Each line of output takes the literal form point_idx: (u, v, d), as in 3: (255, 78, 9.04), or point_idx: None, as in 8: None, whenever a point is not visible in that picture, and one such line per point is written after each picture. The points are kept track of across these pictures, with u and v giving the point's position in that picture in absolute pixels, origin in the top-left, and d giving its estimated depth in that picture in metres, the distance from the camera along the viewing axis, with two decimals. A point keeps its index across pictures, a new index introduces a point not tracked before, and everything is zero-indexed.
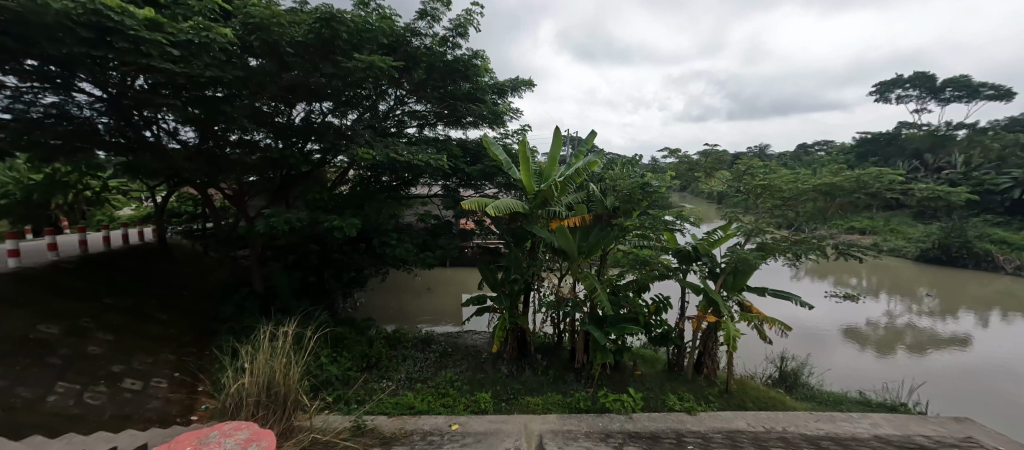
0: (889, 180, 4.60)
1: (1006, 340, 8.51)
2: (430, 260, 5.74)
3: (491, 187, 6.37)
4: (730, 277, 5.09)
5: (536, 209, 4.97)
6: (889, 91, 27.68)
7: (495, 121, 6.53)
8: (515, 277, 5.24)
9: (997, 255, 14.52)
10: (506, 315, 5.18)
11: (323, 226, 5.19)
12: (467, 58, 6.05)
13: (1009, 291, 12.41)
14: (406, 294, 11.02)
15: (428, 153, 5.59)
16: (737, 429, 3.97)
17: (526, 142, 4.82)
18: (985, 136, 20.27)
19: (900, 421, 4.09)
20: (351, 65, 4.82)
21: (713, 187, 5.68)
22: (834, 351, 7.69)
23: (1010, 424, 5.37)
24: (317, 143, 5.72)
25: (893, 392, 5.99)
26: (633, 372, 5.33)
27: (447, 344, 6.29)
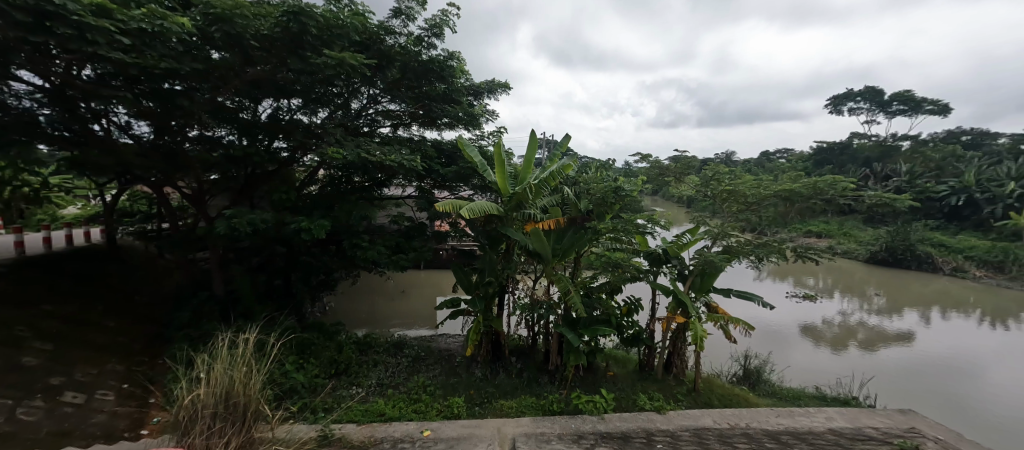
0: (843, 187, 4.84)
1: (945, 336, 9.20)
2: (403, 263, 5.63)
3: (466, 189, 6.34)
4: (698, 279, 5.25)
5: (511, 212, 4.99)
6: (843, 103, 29.56)
7: (471, 122, 6.51)
8: (490, 280, 5.22)
9: (936, 256, 15.69)
10: (481, 318, 5.16)
11: (290, 228, 5.00)
12: (442, 58, 5.93)
13: (947, 290, 13.46)
14: (379, 297, 10.77)
15: (401, 153, 5.49)
16: (703, 426, 4.09)
17: (502, 145, 4.85)
18: (926, 147, 21.95)
19: (851, 414, 4.34)
20: (320, 61, 4.68)
21: (682, 192, 5.84)
22: (793, 348, 8.09)
23: (948, 414, 5.79)
24: (284, 141, 5.52)
25: (846, 387, 6.35)
26: (606, 373, 5.41)
27: (420, 349, 6.18)
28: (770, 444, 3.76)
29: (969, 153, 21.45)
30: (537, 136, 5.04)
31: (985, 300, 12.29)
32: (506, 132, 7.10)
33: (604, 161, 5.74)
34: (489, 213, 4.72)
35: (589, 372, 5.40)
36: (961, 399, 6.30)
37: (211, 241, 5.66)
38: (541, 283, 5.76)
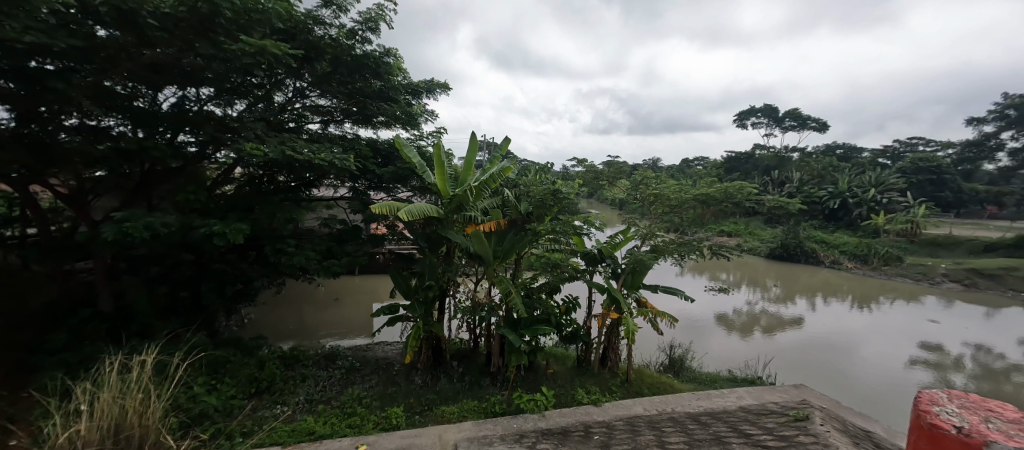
0: (747, 192, 5.52)
1: (826, 319, 10.79)
2: (334, 269, 5.30)
3: (404, 190, 6.13)
4: (630, 277, 5.60)
5: (452, 214, 4.96)
6: (747, 118, 33.58)
7: (409, 122, 6.34)
8: (430, 284, 5.11)
9: (820, 252, 18.35)
10: (420, 323, 5.04)
11: (199, 232, 4.45)
12: (377, 54, 5.74)
13: (828, 280, 15.84)
14: (307, 306, 10.01)
15: (332, 152, 5.15)
16: (635, 415, 4.36)
17: (441, 145, 4.77)
18: (810, 159, 25.69)
19: (758, 392, 4.87)
20: (235, 48, 4.23)
21: (615, 195, 6.21)
22: (710, 337, 8.98)
23: (828, 386, 6.80)
24: (192, 135, 4.89)
25: (752, 369, 7.18)
26: (545, 371, 5.57)
27: (354, 359, 5.88)
28: (692, 426, 4.12)
29: (840, 164, 25.44)
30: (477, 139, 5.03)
31: (855, 288, 14.60)
32: (446, 133, 6.99)
33: (543, 165, 5.90)
34: (429, 215, 4.63)
35: (530, 372, 5.52)
36: (838, 373, 7.43)
37: (97, 249, 4.85)
38: (482, 284, 5.79)
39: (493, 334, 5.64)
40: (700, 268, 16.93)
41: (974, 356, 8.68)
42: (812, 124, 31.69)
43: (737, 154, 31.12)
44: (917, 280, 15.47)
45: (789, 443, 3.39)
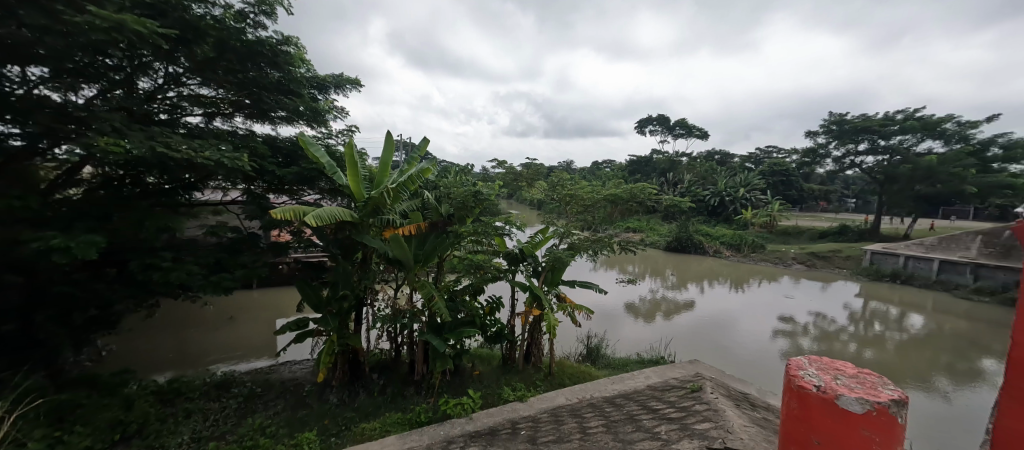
0: (648, 192, 6.13)
1: (712, 301, 12.51)
2: (227, 284, 4.66)
3: (311, 193, 5.64)
4: (550, 274, 5.88)
5: (367, 218, 4.66)
6: (645, 126, 37.55)
7: (314, 119, 5.94)
8: (344, 293, 4.78)
9: (705, 243, 21.22)
10: (334, 337, 4.72)
11: (33, 248, 3.55)
12: (274, 42, 5.23)
13: (712, 267, 18.39)
14: (191, 328, 8.56)
15: (221, 149, 4.49)
16: (558, 405, 4.56)
17: (352, 143, 4.41)
18: (695, 163, 29.62)
19: (662, 370, 5.37)
20: (81, 19, 3.42)
21: (533, 195, 6.46)
22: (621, 325, 9.82)
23: (716, 360, 7.87)
24: (18, 126, 3.80)
25: (657, 351, 8.00)
26: (472, 373, 5.72)
27: (254, 385, 5.35)
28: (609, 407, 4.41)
29: (718, 167, 29.69)
30: (392, 139, 4.89)
31: (733, 273, 17.16)
32: (359, 131, 6.60)
33: (463, 166, 5.91)
34: (342, 219, 4.29)
35: (456, 376, 5.57)
36: (723, 347, 8.63)
37: None
38: (401, 290, 5.63)
39: (415, 341, 5.56)
40: (611, 262, 18.49)
41: (816, 323, 10.78)
42: (696, 132, 36.39)
43: (636, 158, 34.55)
44: (776, 263, 18.68)
45: (689, 414, 3.75)
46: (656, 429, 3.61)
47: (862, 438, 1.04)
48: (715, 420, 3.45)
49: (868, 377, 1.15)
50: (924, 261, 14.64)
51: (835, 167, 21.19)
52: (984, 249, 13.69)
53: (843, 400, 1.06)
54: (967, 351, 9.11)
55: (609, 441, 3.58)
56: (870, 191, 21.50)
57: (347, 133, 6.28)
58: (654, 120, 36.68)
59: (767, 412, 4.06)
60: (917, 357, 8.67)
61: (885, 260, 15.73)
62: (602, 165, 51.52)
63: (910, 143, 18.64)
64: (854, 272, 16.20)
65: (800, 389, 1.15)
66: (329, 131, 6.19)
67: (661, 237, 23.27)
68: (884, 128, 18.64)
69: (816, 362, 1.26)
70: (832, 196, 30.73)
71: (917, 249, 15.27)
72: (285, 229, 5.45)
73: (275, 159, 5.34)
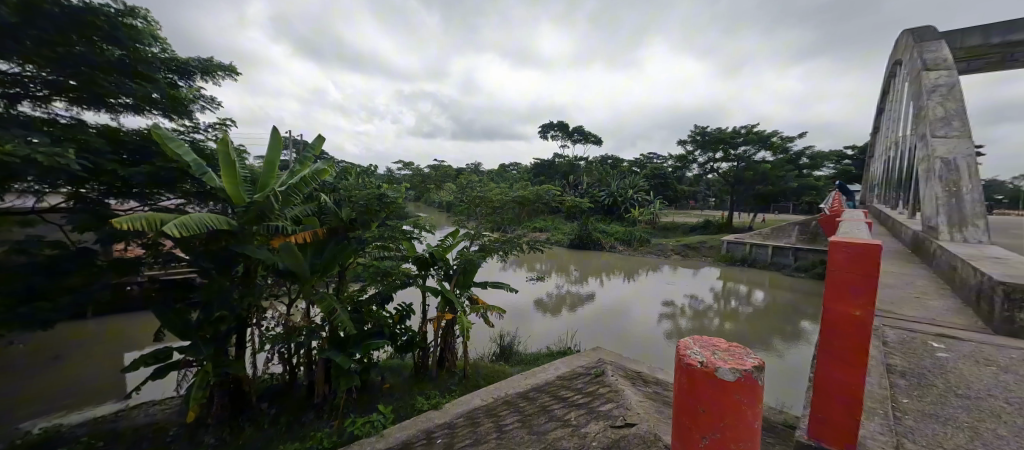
0: (549, 193, 6.89)
1: (609, 292, 13.82)
2: (47, 316, 3.79)
3: (171, 197, 4.76)
4: (461, 276, 6.04)
5: (249, 225, 4.24)
6: (547, 132, 39.95)
7: (172, 108, 5.04)
8: (222, 314, 4.13)
9: (602, 240, 23.30)
10: (209, 367, 4.11)
11: None
12: (112, 12, 4.29)
13: (609, 261, 20.31)
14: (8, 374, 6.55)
15: (33, 142, 3.52)
16: (474, 407, 4.56)
17: (228, 141, 4.07)
18: (590, 167, 32.44)
19: (568, 359, 5.61)
20: None
21: (442, 197, 6.76)
22: (533, 321, 10.28)
23: (615, 345, 8.71)
24: None
25: (565, 343, 8.53)
26: (382, 387, 5.79)
27: (94, 437, 4.43)
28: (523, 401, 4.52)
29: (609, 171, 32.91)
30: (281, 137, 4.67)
31: (625, 265, 19.18)
32: (236, 125, 5.73)
33: (365, 168, 5.91)
34: (217, 227, 3.83)
35: (364, 392, 5.71)
36: (619, 333, 9.50)
37: None
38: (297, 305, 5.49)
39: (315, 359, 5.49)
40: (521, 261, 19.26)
41: (691, 304, 12.62)
42: (591, 138, 39.63)
43: (540, 161, 36.44)
44: (659, 254, 21.30)
45: (594, 398, 4.05)
46: (568, 416, 3.82)
47: (736, 402, 1.10)
48: (616, 401, 3.80)
49: (742, 347, 1.16)
50: (762, 247, 18.09)
51: (698, 171, 25.05)
52: (801, 235, 17.67)
53: (720, 374, 1.08)
54: (792, 318, 11.46)
55: (524, 435, 3.67)
56: (725, 192, 25.79)
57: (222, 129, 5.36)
58: (555, 126, 39.22)
59: (658, 386, 4.60)
60: (760, 326, 10.68)
61: (736, 247, 19.00)
62: (509, 167, 53.32)
63: (751, 152, 22.92)
64: (716, 259, 19.28)
65: (687, 368, 1.15)
66: (195, 124, 5.22)
67: (565, 236, 24.94)
68: (732, 140, 22.62)
69: (699, 338, 1.25)
70: (699, 196, 36.16)
71: (757, 237, 18.75)
72: (134, 241, 4.50)
73: (115, 154, 4.26)
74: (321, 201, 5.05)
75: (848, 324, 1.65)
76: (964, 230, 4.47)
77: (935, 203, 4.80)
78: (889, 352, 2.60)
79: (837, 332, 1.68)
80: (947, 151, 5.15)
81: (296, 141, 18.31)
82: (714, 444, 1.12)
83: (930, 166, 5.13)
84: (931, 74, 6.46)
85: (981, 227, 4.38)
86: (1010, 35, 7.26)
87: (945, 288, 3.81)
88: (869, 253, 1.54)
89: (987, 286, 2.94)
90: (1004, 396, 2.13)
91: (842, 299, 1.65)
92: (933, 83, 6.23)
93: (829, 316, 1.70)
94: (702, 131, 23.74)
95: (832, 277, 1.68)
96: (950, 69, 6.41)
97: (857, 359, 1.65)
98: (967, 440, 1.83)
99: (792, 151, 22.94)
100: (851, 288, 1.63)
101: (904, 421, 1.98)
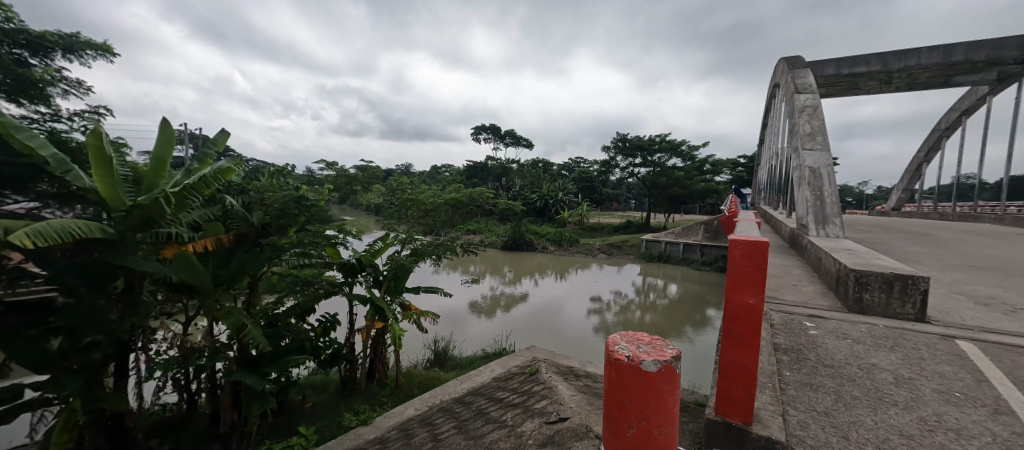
0: (482, 195, 7.03)
1: (541, 291, 14.26)
2: None
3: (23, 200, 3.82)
4: (392, 283, 5.80)
5: (132, 233, 3.64)
6: (479, 134, 40.10)
7: (22, 91, 4.17)
8: (95, 339, 3.48)
9: (534, 241, 23.96)
10: (77, 404, 3.49)
11: None
12: None
13: (541, 261, 20.96)
14: None
15: None
16: (407, 418, 4.39)
17: (102, 131, 3.46)
18: (521, 169, 33.23)
19: (503, 360, 5.64)
20: None
21: (371, 199, 6.65)
22: (469, 324, 10.23)
23: (548, 342, 9.01)
24: None
25: (499, 344, 8.60)
26: (302, 406, 5.41)
27: None
28: (457, 407, 4.45)
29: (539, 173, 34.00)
30: (174, 132, 4.07)
31: (556, 265, 19.94)
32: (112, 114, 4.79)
33: (281, 167, 5.46)
34: (86, 236, 3.22)
35: (280, 415, 5.23)
36: (554, 331, 9.85)
37: None
38: (195, 324, 4.86)
39: (219, 383, 4.91)
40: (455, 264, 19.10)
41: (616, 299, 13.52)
42: (522, 141, 40.50)
43: (472, 163, 36.38)
44: (587, 253, 22.47)
45: (529, 396, 4.13)
46: (503, 417, 3.85)
47: (659, 391, 1.17)
48: (550, 397, 3.92)
49: (663, 339, 1.25)
50: (675, 244, 19.94)
51: (620, 175, 26.94)
52: (705, 233, 19.83)
53: (644, 366, 1.14)
54: (699, 307, 12.81)
55: (461, 441, 3.62)
56: (642, 194, 28.00)
57: (93, 119, 4.49)
58: (487, 129, 39.52)
59: (588, 379, 4.84)
60: (674, 317, 11.78)
61: (654, 245, 20.80)
62: (441, 169, 52.53)
63: (664, 158, 25.21)
64: (637, 257, 20.88)
65: (616, 363, 1.21)
66: (54, 111, 4.30)
67: (498, 238, 25.21)
68: (648, 147, 24.68)
69: (626, 334, 1.32)
70: (620, 198, 38.82)
71: (671, 235, 20.78)
72: None
73: None
74: (227, 204, 4.54)
75: (744, 311, 1.89)
76: (826, 226, 5.38)
77: (805, 204, 5.71)
78: (775, 333, 3.04)
79: (736, 319, 1.91)
80: (813, 162, 6.17)
81: (201, 136, 16.13)
82: (640, 432, 1.19)
83: (802, 174, 6.10)
84: (802, 96, 7.68)
85: (838, 224, 5.30)
86: (856, 67, 8.89)
87: (815, 276, 4.54)
88: (759, 248, 1.78)
89: (844, 273, 3.57)
90: (855, 363, 2.61)
91: (741, 290, 1.89)
92: (802, 104, 7.43)
93: (729, 306, 1.93)
94: (621, 137, 25.57)
95: (731, 271, 1.91)
96: (814, 93, 7.68)
97: (752, 341, 1.89)
98: (831, 402, 2.21)
99: (697, 158, 25.64)
100: (746, 279, 1.87)
101: (788, 391, 2.33)
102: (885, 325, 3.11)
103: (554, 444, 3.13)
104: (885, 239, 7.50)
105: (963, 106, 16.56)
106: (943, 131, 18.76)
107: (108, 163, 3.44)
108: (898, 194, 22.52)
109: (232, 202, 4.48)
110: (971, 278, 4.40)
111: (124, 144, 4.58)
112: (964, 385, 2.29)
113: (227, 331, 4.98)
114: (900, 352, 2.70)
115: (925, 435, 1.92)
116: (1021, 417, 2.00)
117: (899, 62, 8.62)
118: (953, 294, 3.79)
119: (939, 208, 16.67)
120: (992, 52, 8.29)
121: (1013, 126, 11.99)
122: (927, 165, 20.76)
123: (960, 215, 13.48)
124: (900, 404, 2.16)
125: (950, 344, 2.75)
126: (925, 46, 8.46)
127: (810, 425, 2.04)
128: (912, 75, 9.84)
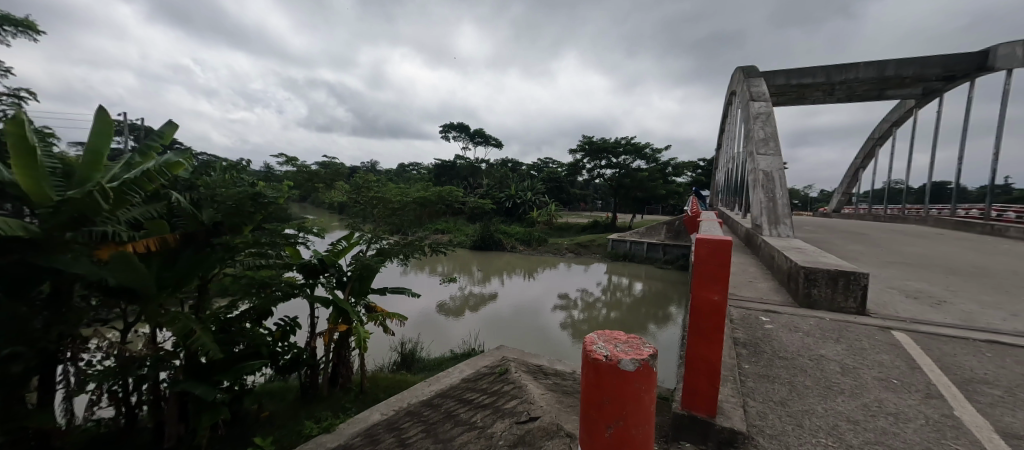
0: (454, 196, 6.95)
1: (511, 291, 14.26)
2: None
3: None
4: (356, 284, 5.59)
5: (60, 231, 3.31)
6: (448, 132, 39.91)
7: None
8: (14, 351, 3.12)
9: (503, 240, 24.03)
10: None
11: None
12: None
13: (511, 261, 20.99)
14: None
15: None
16: (374, 424, 4.26)
17: (24, 118, 3.15)
18: (490, 171, 33.31)
19: (471, 360, 5.58)
20: None
21: (334, 197, 6.47)
22: (438, 326, 10.06)
23: (518, 342, 9.02)
24: None
25: (468, 344, 8.52)
26: (259, 415, 5.17)
27: None
28: (427, 408, 4.36)
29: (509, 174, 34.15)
30: (111, 121, 3.78)
31: (525, 264, 20.08)
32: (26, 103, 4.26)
33: (235, 162, 5.20)
34: (6, 233, 2.92)
35: (233, 426, 4.94)
36: (524, 331, 9.84)
37: None
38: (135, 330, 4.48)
39: (164, 394, 4.60)
40: (421, 264, 18.65)
41: (583, 296, 13.79)
42: (491, 141, 40.55)
43: (440, 163, 36.00)
44: (555, 252, 22.78)
45: (499, 397, 4.11)
46: (473, 419, 3.81)
47: (636, 390, 1.19)
48: (519, 396, 3.91)
49: (640, 338, 1.27)
50: (639, 244, 20.55)
51: (587, 177, 27.59)
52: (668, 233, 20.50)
53: (623, 365, 1.16)
54: (661, 305, 13.29)
55: (429, 445, 3.56)
56: (607, 195, 28.71)
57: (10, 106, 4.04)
58: (454, 129, 39.46)
59: (557, 377, 4.87)
60: (638, 314, 12.13)
61: (620, 245, 21.37)
62: (408, 168, 51.42)
63: (629, 160, 26.00)
64: (604, 256, 21.40)
65: (593, 362, 1.22)
66: None
67: (467, 237, 25.14)
68: (613, 149, 25.40)
69: (603, 332, 1.33)
70: (586, 199, 39.61)
71: (635, 235, 21.50)
72: None
73: None
74: (173, 200, 4.19)
75: (708, 307, 1.97)
76: (778, 226, 5.70)
77: (760, 206, 6.04)
78: (734, 328, 3.20)
79: (700, 314, 2.00)
80: (767, 165, 6.55)
81: (142, 126, 14.84)
82: (618, 432, 1.21)
83: (757, 177, 6.47)
84: (756, 103, 8.13)
85: (788, 224, 5.64)
86: (803, 78, 9.57)
87: (769, 273, 4.82)
88: (722, 247, 1.89)
89: (794, 270, 3.81)
90: (806, 354, 2.80)
91: (706, 286, 1.96)
92: (756, 111, 7.88)
93: (693, 301, 2.01)
94: (588, 140, 26.14)
95: (696, 269, 2.00)
96: (767, 101, 8.16)
97: (715, 337, 1.98)
98: (786, 393, 2.35)
99: (659, 161, 26.67)
100: (711, 275, 1.94)
101: (747, 383, 2.45)
102: (831, 319, 3.35)
103: (525, 444, 3.14)
104: (827, 239, 8.11)
105: (894, 117, 18.18)
106: (876, 140, 20.55)
107: (30, 152, 3.16)
108: (838, 196, 24.40)
109: (180, 198, 4.17)
110: (902, 273, 4.84)
111: (50, 134, 4.11)
112: (900, 372, 2.51)
113: (173, 337, 4.62)
114: (844, 343, 2.92)
115: (868, 420, 2.09)
116: (949, 399, 2.22)
117: (839, 74, 9.39)
118: (889, 289, 4.14)
119: (872, 208, 18.21)
120: (918, 70, 9.17)
121: (933, 137, 13.36)
122: (862, 170, 22.64)
123: (890, 216, 14.77)
124: (846, 392, 2.34)
125: (886, 335, 3.02)
126: (862, 61, 9.24)
127: (768, 414, 2.16)
128: (851, 87, 10.75)
